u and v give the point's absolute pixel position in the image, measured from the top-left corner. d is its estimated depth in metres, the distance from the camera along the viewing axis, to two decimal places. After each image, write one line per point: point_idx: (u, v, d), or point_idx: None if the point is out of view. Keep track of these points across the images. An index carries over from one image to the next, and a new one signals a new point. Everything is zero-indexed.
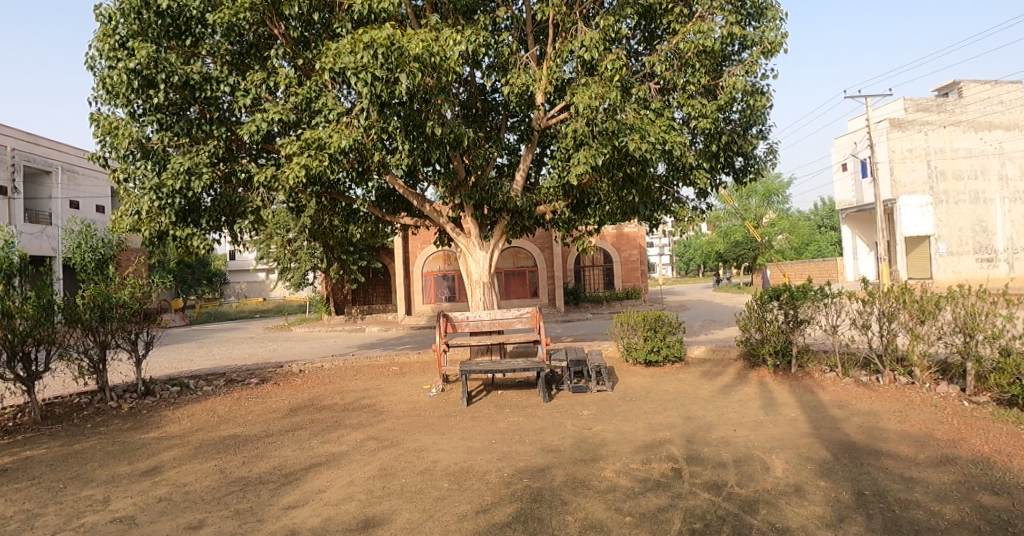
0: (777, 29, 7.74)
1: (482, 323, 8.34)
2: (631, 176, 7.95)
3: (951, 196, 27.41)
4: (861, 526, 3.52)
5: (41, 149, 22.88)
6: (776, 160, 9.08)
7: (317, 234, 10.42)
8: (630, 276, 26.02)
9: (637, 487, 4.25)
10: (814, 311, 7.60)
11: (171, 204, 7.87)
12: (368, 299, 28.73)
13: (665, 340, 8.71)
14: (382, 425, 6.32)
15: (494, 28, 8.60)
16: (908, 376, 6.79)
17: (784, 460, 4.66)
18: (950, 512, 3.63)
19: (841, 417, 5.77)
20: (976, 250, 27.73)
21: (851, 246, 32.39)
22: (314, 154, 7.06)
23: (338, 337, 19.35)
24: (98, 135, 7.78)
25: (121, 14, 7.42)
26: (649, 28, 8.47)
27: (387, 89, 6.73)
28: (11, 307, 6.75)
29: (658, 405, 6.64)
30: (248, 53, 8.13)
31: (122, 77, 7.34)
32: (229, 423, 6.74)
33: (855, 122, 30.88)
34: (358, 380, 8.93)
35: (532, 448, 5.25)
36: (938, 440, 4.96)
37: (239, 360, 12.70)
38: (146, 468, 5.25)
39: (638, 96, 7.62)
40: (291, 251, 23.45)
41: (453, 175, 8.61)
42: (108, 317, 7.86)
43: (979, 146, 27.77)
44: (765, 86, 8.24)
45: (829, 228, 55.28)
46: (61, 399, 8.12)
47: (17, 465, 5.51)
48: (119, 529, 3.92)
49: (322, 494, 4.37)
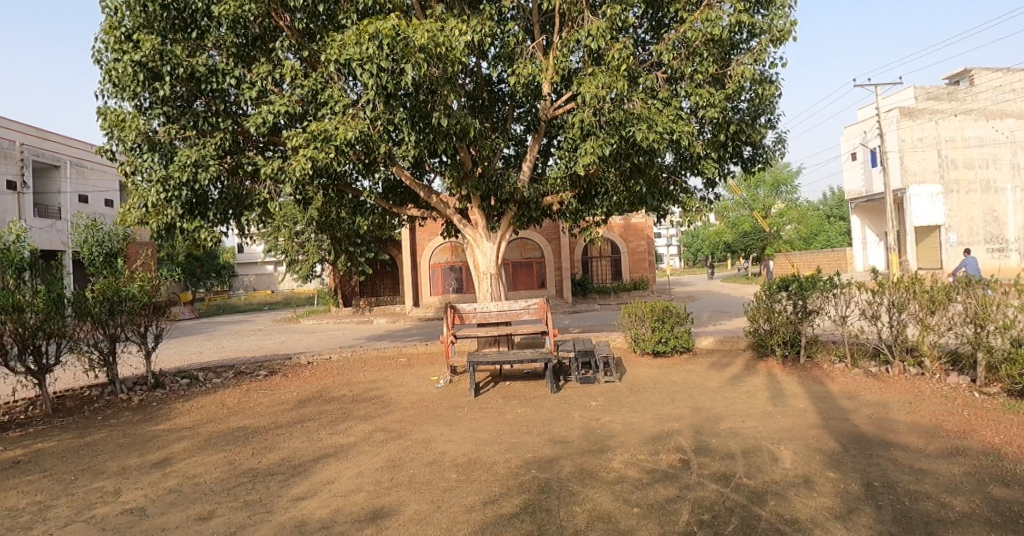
0: (786, 17, 7.62)
1: (489, 314, 8.27)
2: (638, 166, 7.85)
3: (963, 186, 27.12)
4: (870, 517, 3.49)
5: (49, 143, 23.01)
6: (785, 149, 8.99)
7: (325, 226, 10.42)
8: (638, 266, 26.14)
9: (645, 478, 4.24)
10: (823, 302, 7.56)
11: (178, 196, 7.92)
12: (376, 290, 28.55)
13: (673, 331, 8.69)
14: (390, 417, 6.33)
15: (501, 18, 8.50)
16: (918, 367, 6.73)
17: (792, 451, 4.63)
18: (960, 503, 3.60)
19: (850, 409, 5.73)
20: (987, 240, 27.46)
21: (860, 237, 32.18)
22: (320, 146, 7.07)
23: (346, 328, 19.45)
24: (105, 129, 7.74)
25: (126, 6, 7.41)
26: (656, 16, 8.38)
27: (393, 80, 6.73)
28: (22, 302, 6.79)
29: (666, 396, 6.62)
30: (253, 45, 8.12)
31: (127, 69, 7.33)
32: (239, 415, 6.79)
33: (865, 111, 30.66)
34: (367, 372, 8.96)
35: (540, 439, 5.25)
36: (949, 432, 4.92)
37: (249, 352, 12.77)
38: (156, 460, 5.29)
39: (645, 85, 7.56)
40: (299, 243, 23.61)
41: (461, 166, 8.44)
42: (118, 310, 7.93)
43: (991, 135, 27.33)
44: (774, 75, 8.08)
45: (838, 218, 54.95)
46: (73, 393, 8.16)
47: (29, 457, 5.56)
48: (130, 521, 3.95)
49: (330, 485, 4.39)
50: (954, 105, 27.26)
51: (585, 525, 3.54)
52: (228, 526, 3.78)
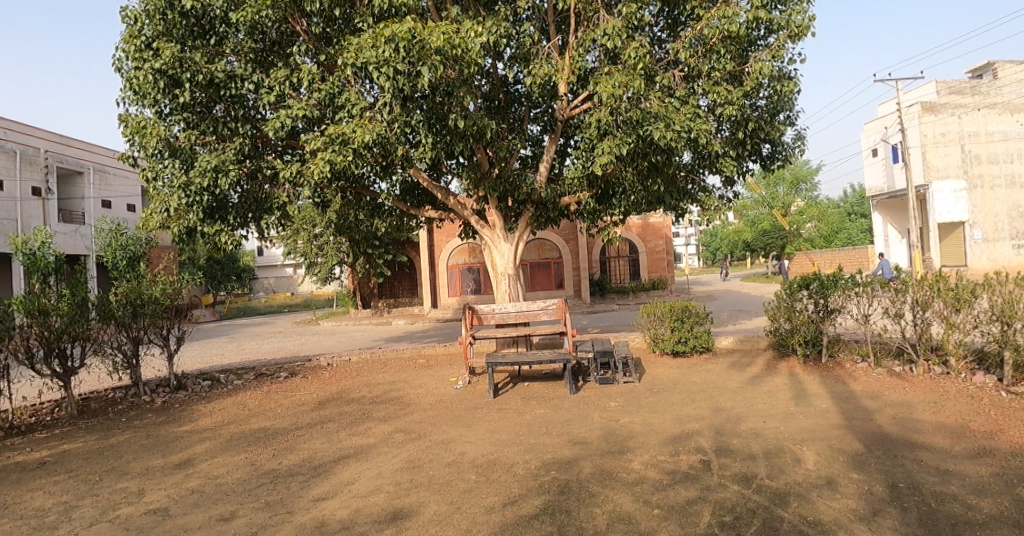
0: (804, 12, 7.52)
1: (507, 315, 8.26)
2: (656, 165, 7.80)
3: (986, 181, 26.52)
4: (895, 519, 3.43)
5: (73, 150, 23.47)
6: (805, 146, 8.87)
7: (343, 228, 10.48)
8: (656, 265, 25.97)
9: (665, 479, 4.21)
10: (845, 300, 7.47)
11: (199, 202, 8.05)
12: (394, 291, 28.65)
13: (692, 331, 8.62)
14: (409, 418, 6.36)
15: (516, 19, 8.50)
16: (943, 366, 6.60)
17: (815, 452, 4.57)
18: (987, 505, 3.53)
19: (874, 409, 5.64)
20: (1013, 236, 26.65)
21: (882, 234, 31.76)
22: (339, 149, 7.12)
23: (363, 330, 19.55)
24: (127, 135, 7.89)
25: (146, 15, 7.54)
26: (672, 14, 8.34)
27: (409, 83, 6.75)
28: (47, 305, 6.96)
29: (685, 396, 6.57)
30: (271, 50, 8.20)
31: (148, 77, 7.46)
32: (260, 416, 6.87)
33: (886, 106, 30.21)
34: (385, 373, 9.01)
35: (559, 440, 5.23)
36: (976, 432, 4.82)
37: (270, 354, 12.89)
38: (179, 461, 5.36)
39: (662, 84, 7.52)
40: (317, 246, 23.71)
41: (478, 167, 8.48)
42: (141, 313, 8.05)
43: (1017, 129, 26.45)
44: (792, 71, 8.01)
45: (858, 215, 54.17)
46: (97, 395, 8.33)
47: (55, 458, 5.68)
48: (153, 521, 4.01)
49: (350, 486, 4.42)
50: (977, 99, 26.95)
51: (605, 526, 3.53)
52: (249, 526, 3.82)
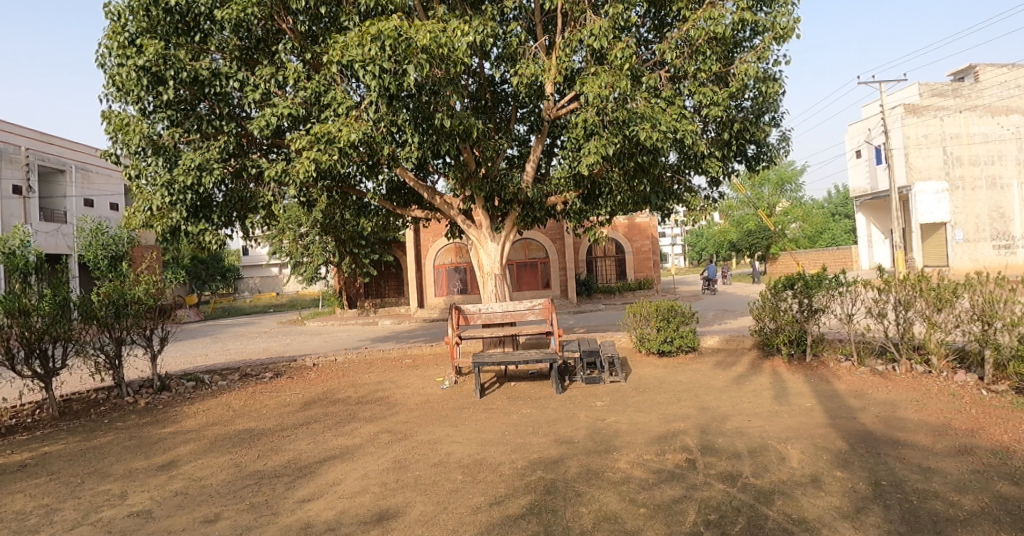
0: (789, 14, 7.58)
1: (495, 315, 8.25)
2: (642, 166, 7.84)
3: (967, 183, 26.92)
4: (878, 516, 3.47)
5: (55, 148, 23.15)
6: (790, 147, 8.95)
7: (329, 227, 10.40)
8: (643, 265, 26.07)
9: (651, 478, 4.23)
10: (829, 300, 7.52)
11: (183, 200, 7.91)
12: (380, 291, 28.48)
13: (678, 330, 8.66)
14: (396, 418, 6.32)
15: (503, 19, 8.50)
16: (925, 365, 6.68)
17: (799, 451, 4.60)
18: (969, 502, 3.57)
19: (858, 407, 5.70)
20: (992, 237, 27.18)
21: (866, 235, 32.20)
22: (324, 148, 7.06)
23: (349, 330, 19.42)
24: (109, 133, 7.76)
25: (130, 11, 7.42)
26: (659, 15, 8.38)
27: (395, 81, 6.73)
28: (27, 305, 6.82)
29: (671, 395, 6.59)
30: (256, 48, 8.14)
31: (131, 74, 7.33)
32: (244, 417, 6.80)
33: (870, 108, 30.63)
34: (372, 374, 8.94)
35: (545, 440, 5.23)
36: (957, 430, 4.89)
37: (256, 354, 12.78)
38: (162, 462, 5.30)
39: (649, 84, 7.51)
40: (303, 245, 23.52)
41: (464, 167, 8.47)
42: (124, 313, 7.93)
43: (997, 131, 26.85)
44: (778, 73, 8.08)
45: (843, 216, 54.64)
46: (79, 396, 8.21)
47: (36, 460, 5.59)
48: (136, 523, 3.95)
49: (336, 487, 4.39)
50: (960, 102, 27.84)
51: (592, 525, 3.53)
52: (234, 528, 3.78)
